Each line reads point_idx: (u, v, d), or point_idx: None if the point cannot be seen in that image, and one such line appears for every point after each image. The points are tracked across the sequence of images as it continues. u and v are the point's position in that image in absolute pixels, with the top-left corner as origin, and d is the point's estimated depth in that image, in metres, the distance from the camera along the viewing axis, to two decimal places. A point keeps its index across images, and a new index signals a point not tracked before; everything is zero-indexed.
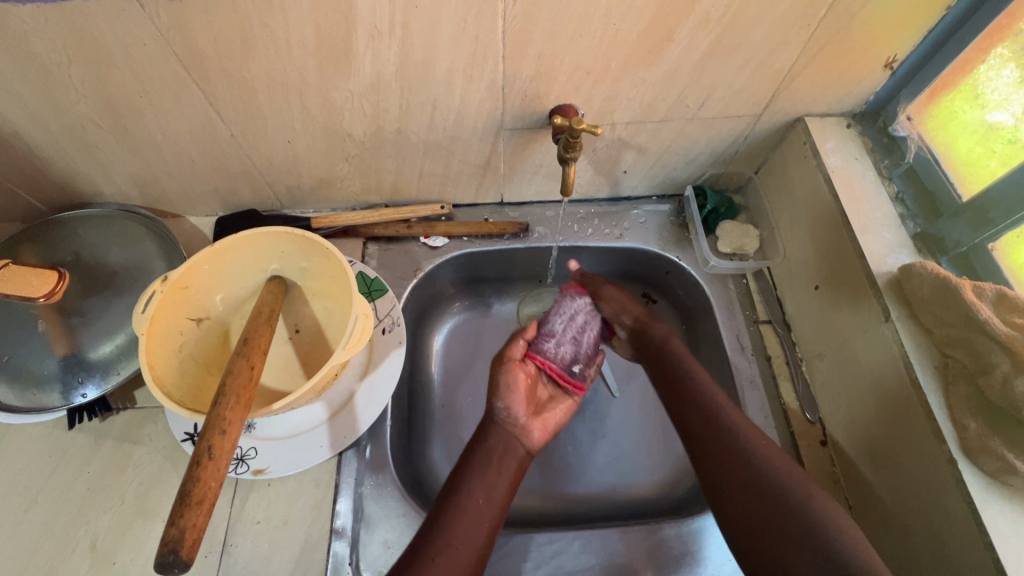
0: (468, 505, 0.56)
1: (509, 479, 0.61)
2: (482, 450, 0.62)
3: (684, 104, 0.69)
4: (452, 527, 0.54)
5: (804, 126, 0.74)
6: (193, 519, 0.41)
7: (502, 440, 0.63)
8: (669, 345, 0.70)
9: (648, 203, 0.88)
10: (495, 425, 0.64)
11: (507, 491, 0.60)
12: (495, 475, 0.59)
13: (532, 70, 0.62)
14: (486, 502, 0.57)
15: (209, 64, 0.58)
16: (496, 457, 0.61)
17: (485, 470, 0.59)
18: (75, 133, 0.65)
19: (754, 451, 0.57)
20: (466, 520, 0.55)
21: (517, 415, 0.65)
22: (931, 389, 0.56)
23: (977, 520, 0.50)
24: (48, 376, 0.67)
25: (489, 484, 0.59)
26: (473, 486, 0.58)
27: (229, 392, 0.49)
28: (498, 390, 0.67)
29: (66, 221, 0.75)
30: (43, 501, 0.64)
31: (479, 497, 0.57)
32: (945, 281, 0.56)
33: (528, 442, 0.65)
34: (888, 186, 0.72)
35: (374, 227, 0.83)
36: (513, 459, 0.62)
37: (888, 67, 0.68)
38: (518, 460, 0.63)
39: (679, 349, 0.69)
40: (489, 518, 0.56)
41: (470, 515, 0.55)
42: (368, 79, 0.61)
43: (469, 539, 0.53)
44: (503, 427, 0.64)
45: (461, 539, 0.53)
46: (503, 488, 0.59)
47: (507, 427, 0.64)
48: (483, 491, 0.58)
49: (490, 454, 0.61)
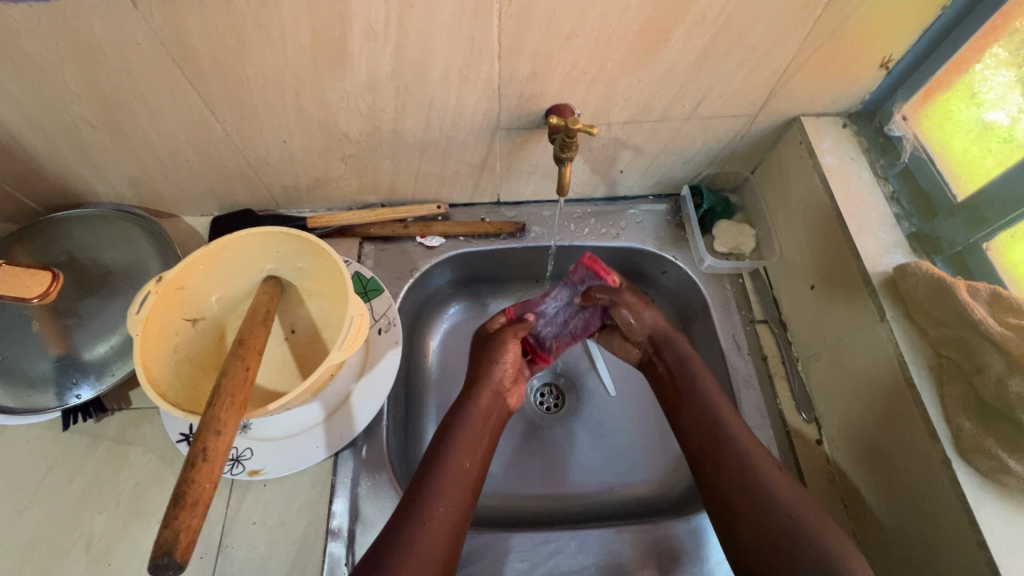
0: (454, 468, 0.58)
1: (490, 440, 0.63)
2: (469, 413, 0.63)
3: (680, 104, 0.69)
4: (440, 490, 0.56)
5: (801, 126, 0.74)
6: (187, 521, 0.41)
7: (489, 402, 0.65)
8: (674, 339, 0.70)
9: (645, 203, 0.88)
10: (481, 387, 0.66)
11: (488, 450, 0.63)
12: (479, 438, 0.62)
13: (528, 69, 0.62)
14: (471, 464, 0.59)
15: (204, 64, 0.57)
16: (482, 420, 0.64)
17: (471, 432, 0.62)
18: (69, 133, 0.65)
19: (755, 468, 0.57)
20: (453, 482, 0.57)
21: (503, 379, 0.68)
22: (926, 389, 0.56)
23: (971, 520, 0.50)
24: (43, 376, 0.67)
25: (473, 447, 0.61)
26: (459, 449, 0.60)
27: (224, 392, 0.49)
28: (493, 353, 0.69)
29: (59, 221, 0.74)
30: (37, 502, 0.64)
31: (465, 460, 0.59)
32: (940, 281, 0.57)
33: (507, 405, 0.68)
34: (884, 186, 0.72)
35: (370, 227, 0.82)
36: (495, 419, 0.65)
37: (883, 68, 0.68)
38: (499, 421, 0.66)
39: (684, 347, 0.69)
40: (473, 479, 0.59)
41: (458, 478, 0.57)
42: (364, 78, 0.61)
43: (457, 501, 0.56)
44: (490, 390, 0.66)
45: (449, 501, 0.55)
46: (485, 448, 0.62)
47: (495, 391, 0.66)
48: (468, 455, 0.60)
49: (476, 417, 0.63)
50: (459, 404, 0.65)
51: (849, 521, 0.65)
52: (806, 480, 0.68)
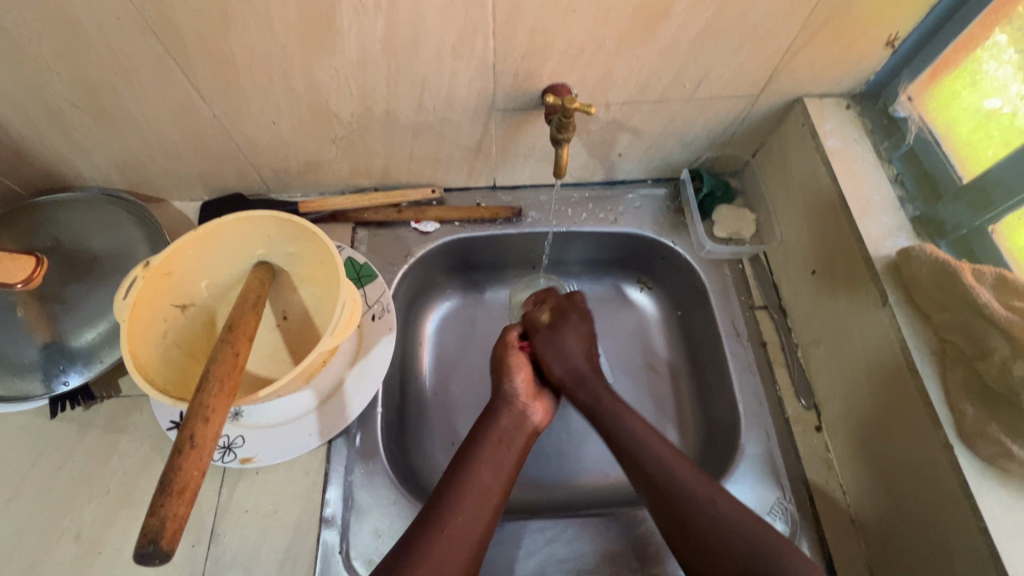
0: (477, 483, 0.59)
1: (517, 456, 0.63)
2: (493, 430, 0.64)
3: (680, 84, 0.67)
4: (461, 502, 0.57)
5: (803, 107, 0.73)
6: (174, 509, 0.40)
7: (513, 420, 0.66)
8: (588, 381, 0.68)
9: (644, 186, 0.86)
10: (504, 402, 0.68)
11: (515, 467, 0.63)
12: (504, 454, 0.62)
13: (524, 46, 0.60)
14: (494, 479, 0.60)
15: (187, 40, 0.56)
16: (509, 437, 0.64)
17: (495, 448, 0.62)
18: (51, 114, 0.63)
19: (704, 497, 0.55)
20: (474, 498, 0.57)
21: (518, 390, 0.69)
22: (928, 374, 0.55)
23: (972, 505, 0.50)
24: (30, 364, 0.66)
25: (498, 463, 0.61)
26: (483, 463, 0.60)
27: (213, 378, 0.47)
28: (507, 371, 0.71)
29: (44, 205, 0.72)
30: (26, 490, 0.63)
31: (489, 475, 0.60)
32: (944, 265, 0.55)
33: (533, 420, 0.68)
34: (888, 168, 0.70)
35: (363, 212, 0.81)
36: (522, 437, 0.65)
37: (889, 46, 0.66)
38: (527, 438, 0.66)
39: (599, 389, 0.68)
40: (497, 495, 0.59)
41: (480, 491, 0.58)
42: (354, 55, 0.59)
43: (478, 514, 0.56)
44: (513, 406, 0.67)
45: (469, 513, 0.56)
46: (512, 465, 0.62)
47: (517, 408, 0.67)
48: (491, 470, 0.60)
49: (501, 433, 0.64)
50: (483, 420, 0.66)
51: (848, 509, 0.64)
52: (804, 466, 0.67)
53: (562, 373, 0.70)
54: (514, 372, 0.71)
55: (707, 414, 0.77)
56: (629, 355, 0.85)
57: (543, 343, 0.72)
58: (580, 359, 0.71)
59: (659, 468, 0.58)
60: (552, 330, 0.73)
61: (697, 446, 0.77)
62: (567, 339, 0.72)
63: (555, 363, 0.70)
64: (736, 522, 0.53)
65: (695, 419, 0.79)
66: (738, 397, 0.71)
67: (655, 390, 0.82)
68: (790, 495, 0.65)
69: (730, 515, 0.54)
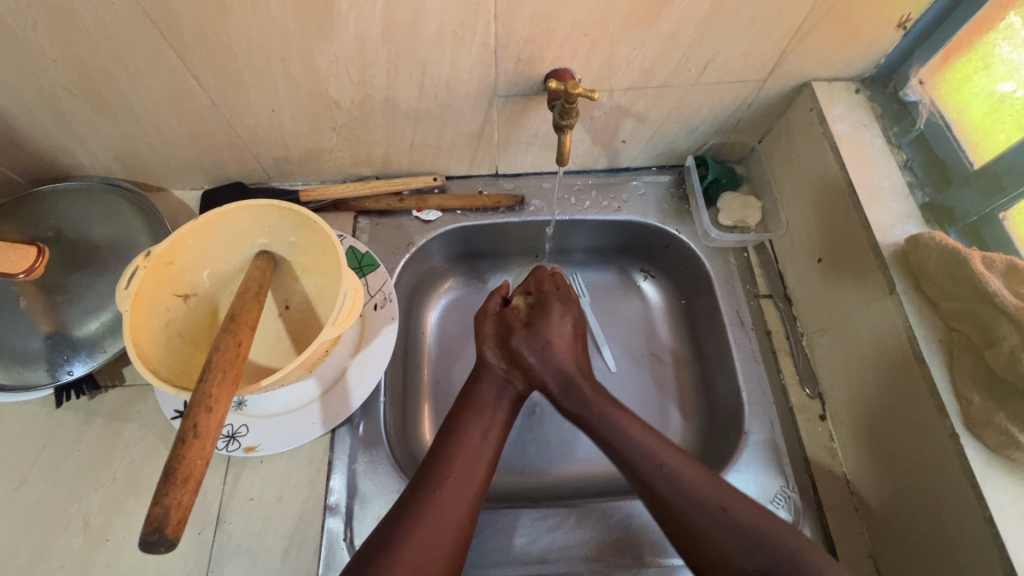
0: (465, 444, 0.60)
1: (504, 420, 0.64)
2: (478, 395, 0.65)
3: (686, 69, 0.66)
4: (451, 462, 0.58)
5: (811, 91, 0.71)
6: (178, 498, 0.40)
7: (497, 384, 0.67)
8: (576, 387, 0.65)
9: (648, 173, 0.85)
10: (485, 370, 0.68)
11: (502, 430, 0.64)
12: (491, 416, 0.64)
13: (527, 30, 0.59)
14: (483, 442, 0.61)
15: (184, 26, 0.55)
16: (495, 402, 0.65)
17: (482, 410, 0.64)
18: (48, 102, 0.62)
19: (715, 505, 0.53)
20: (464, 458, 0.58)
21: (503, 358, 0.69)
22: (935, 362, 0.55)
23: (977, 494, 0.49)
24: (34, 353, 0.66)
25: (486, 426, 0.62)
26: (470, 425, 0.62)
27: (215, 367, 0.47)
28: (485, 340, 0.70)
29: (45, 195, 0.72)
30: (34, 478, 0.64)
31: (476, 436, 0.61)
32: (953, 252, 0.55)
33: (521, 382, 0.68)
34: (897, 154, 0.69)
35: (365, 200, 0.80)
36: (508, 401, 0.66)
37: (901, 28, 0.64)
38: (512, 400, 0.67)
39: (587, 394, 0.64)
40: (486, 456, 0.60)
41: (469, 452, 0.59)
42: (354, 41, 0.58)
43: (469, 474, 0.57)
44: (495, 372, 0.68)
45: (460, 473, 0.57)
46: (500, 427, 0.63)
47: (500, 373, 0.68)
48: (479, 433, 0.61)
49: (486, 397, 0.65)
50: (468, 388, 0.67)
51: (852, 497, 0.64)
52: (808, 456, 0.67)
53: (546, 374, 0.66)
54: (493, 343, 0.70)
55: (710, 403, 0.77)
56: (632, 344, 0.85)
57: (522, 342, 0.67)
58: (566, 360, 0.67)
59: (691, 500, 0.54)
60: (531, 330, 0.68)
61: (701, 434, 0.77)
62: (551, 337, 0.68)
63: (539, 363, 0.66)
64: (709, 500, 0.53)
65: (699, 407, 0.79)
66: (741, 386, 0.71)
67: (658, 379, 0.82)
68: (793, 484, 0.65)
69: (699, 489, 0.54)
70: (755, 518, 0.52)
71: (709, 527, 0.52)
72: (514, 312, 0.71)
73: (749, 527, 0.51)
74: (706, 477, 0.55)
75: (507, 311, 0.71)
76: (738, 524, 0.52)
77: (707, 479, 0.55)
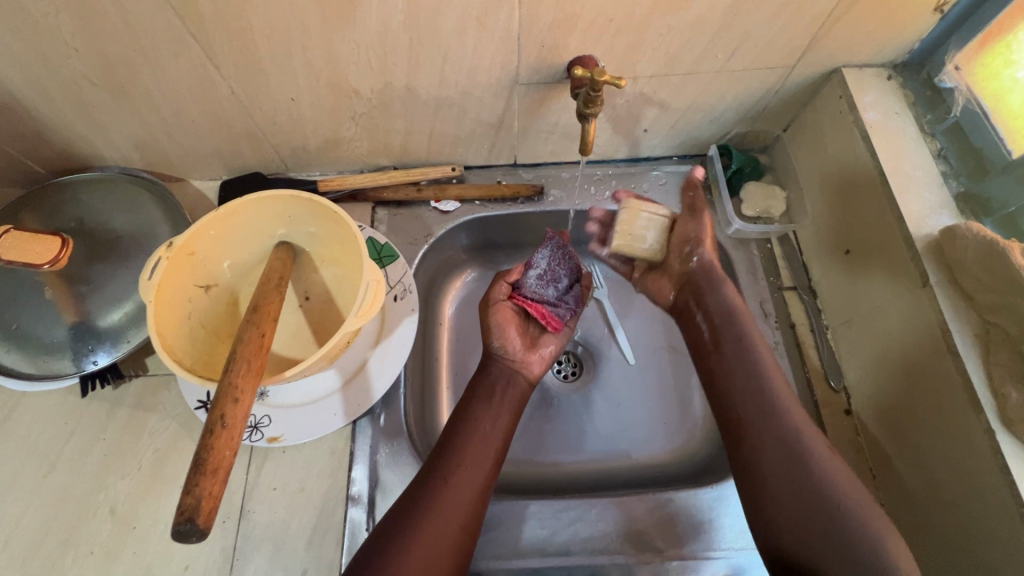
0: (476, 434, 0.59)
1: (513, 408, 0.64)
2: (487, 384, 0.65)
3: (713, 54, 0.64)
4: (462, 450, 0.57)
5: (841, 78, 0.69)
6: (209, 487, 0.40)
7: (505, 374, 0.67)
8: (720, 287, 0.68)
9: (669, 163, 0.84)
10: (494, 360, 0.68)
11: (511, 421, 0.63)
12: (499, 405, 0.63)
13: (551, 17, 0.57)
14: (493, 430, 0.60)
15: (204, 13, 0.54)
16: (502, 391, 0.65)
17: (490, 401, 0.63)
18: (69, 91, 0.62)
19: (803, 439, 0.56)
20: (474, 447, 0.58)
21: (514, 350, 0.68)
22: (969, 357, 0.54)
23: (1013, 491, 0.48)
24: (59, 343, 0.66)
25: (495, 414, 0.62)
26: (480, 415, 0.61)
27: (240, 358, 0.47)
28: (492, 332, 0.69)
29: (66, 185, 0.72)
30: (61, 467, 0.64)
31: (486, 426, 0.60)
32: (991, 244, 0.53)
33: (528, 373, 0.69)
34: (931, 142, 0.67)
35: (383, 191, 0.80)
36: (516, 392, 0.66)
37: (938, 11, 0.62)
38: (519, 392, 0.66)
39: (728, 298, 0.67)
40: (496, 445, 0.59)
41: (479, 441, 0.59)
42: (375, 29, 0.57)
43: (479, 465, 0.57)
44: (504, 362, 0.68)
45: (470, 461, 0.57)
46: (508, 417, 0.63)
47: (509, 364, 0.68)
48: (490, 422, 0.61)
49: (494, 386, 0.65)
50: (476, 378, 0.67)
51: (878, 492, 0.63)
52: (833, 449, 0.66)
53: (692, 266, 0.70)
54: (500, 332, 0.69)
55: None
56: (653, 335, 0.84)
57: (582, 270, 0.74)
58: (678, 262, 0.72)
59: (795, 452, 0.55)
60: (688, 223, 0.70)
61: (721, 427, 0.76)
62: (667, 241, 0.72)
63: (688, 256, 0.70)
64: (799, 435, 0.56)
65: None
66: None
67: (678, 370, 0.81)
68: None
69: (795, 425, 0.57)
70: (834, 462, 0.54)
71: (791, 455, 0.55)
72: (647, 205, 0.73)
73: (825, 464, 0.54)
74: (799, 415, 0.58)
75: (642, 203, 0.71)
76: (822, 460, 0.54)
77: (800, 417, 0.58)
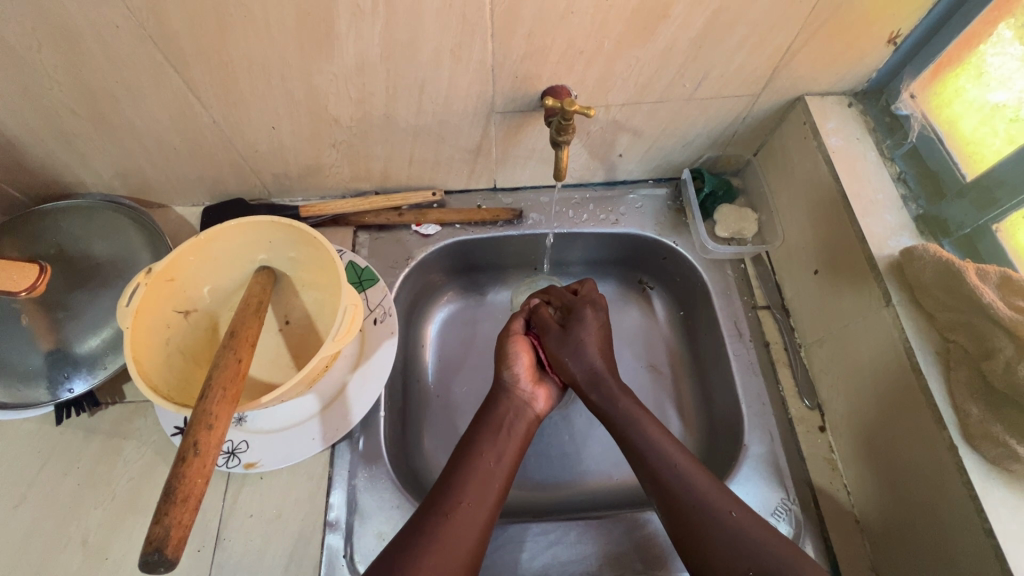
0: (480, 468, 0.59)
1: (519, 441, 0.64)
2: (494, 417, 0.65)
3: (681, 84, 0.67)
4: (464, 486, 0.57)
5: (805, 105, 0.72)
6: (178, 517, 0.40)
7: (513, 408, 0.66)
8: (604, 382, 0.67)
9: (645, 186, 0.86)
10: (504, 393, 0.68)
11: (517, 455, 0.63)
12: (505, 441, 0.63)
13: (523, 49, 0.60)
14: (498, 466, 0.60)
15: (185, 47, 0.55)
16: (508, 425, 0.65)
17: (497, 435, 0.63)
18: (52, 121, 0.63)
19: (722, 509, 0.55)
20: (477, 482, 0.58)
21: (523, 382, 0.69)
22: (931, 373, 0.55)
23: (977, 507, 0.49)
24: (35, 371, 0.66)
25: (499, 450, 0.62)
26: (484, 450, 0.61)
27: (216, 385, 0.47)
28: (506, 360, 0.70)
29: (47, 212, 0.72)
30: (32, 497, 0.63)
31: (490, 460, 0.60)
32: (947, 264, 0.55)
33: (536, 407, 0.68)
34: (890, 166, 0.70)
35: (364, 215, 0.81)
36: (522, 425, 0.66)
37: (891, 43, 0.65)
38: (528, 425, 0.66)
39: (615, 390, 0.66)
40: (500, 479, 0.59)
41: (482, 477, 0.59)
42: (352, 60, 0.59)
43: (481, 502, 0.57)
44: (514, 395, 0.68)
45: (473, 497, 0.57)
46: (513, 452, 0.63)
47: (518, 397, 0.68)
48: (494, 457, 0.61)
49: (500, 420, 0.65)
50: (484, 409, 0.67)
51: (852, 509, 0.64)
52: (807, 467, 0.67)
53: (575, 369, 0.68)
54: (513, 361, 0.70)
55: (709, 414, 0.77)
56: (634, 355, 0.85)
57: (554, 345, 0.69)
58: (596, 358, 0.68)
59: (723, 530, 0.53)
60: (565, 330, 0.70)
61: (700, 446, 0.77)
62: (584, 339, 0.69)
63: (573, 359, 0.68)
64: (719, 504, 0.55)
65: (699, 419, 0.79)
66: (740, 398, 0.71)
67: (658, 389, 0.82)
68: (794, 496, 0.65)
69: (708, 491, 0.56)
70: (758, 526, 0.54)
71: (716, 530, 0.54)
72: (547, 315, 0.73)
73: (751, 534, 0.53)
74: (714, 483, 0.57)
75: (540, 311, 0.74)
76: (748, 533, 0.53)
77: (714, 485, 0.57)
